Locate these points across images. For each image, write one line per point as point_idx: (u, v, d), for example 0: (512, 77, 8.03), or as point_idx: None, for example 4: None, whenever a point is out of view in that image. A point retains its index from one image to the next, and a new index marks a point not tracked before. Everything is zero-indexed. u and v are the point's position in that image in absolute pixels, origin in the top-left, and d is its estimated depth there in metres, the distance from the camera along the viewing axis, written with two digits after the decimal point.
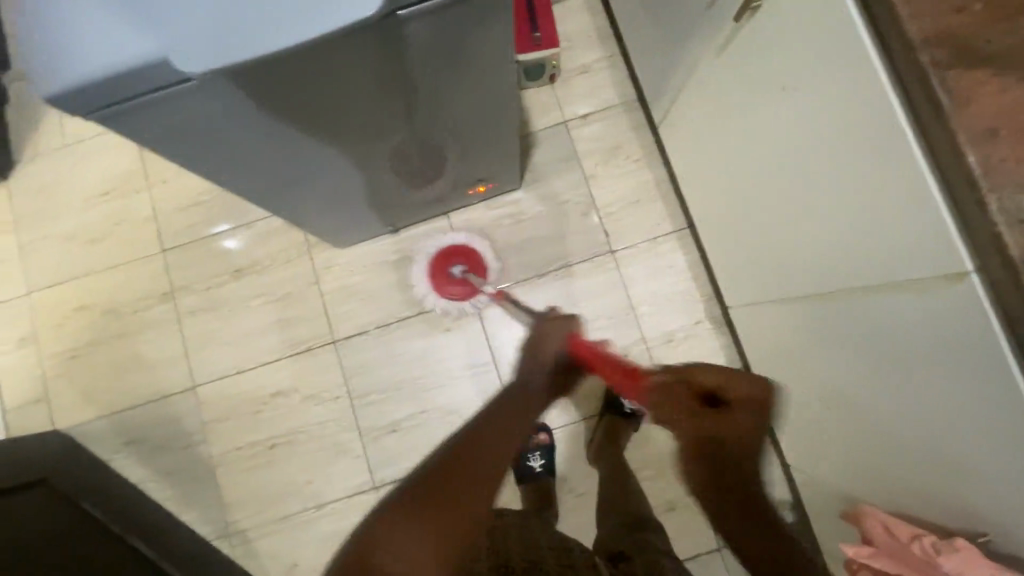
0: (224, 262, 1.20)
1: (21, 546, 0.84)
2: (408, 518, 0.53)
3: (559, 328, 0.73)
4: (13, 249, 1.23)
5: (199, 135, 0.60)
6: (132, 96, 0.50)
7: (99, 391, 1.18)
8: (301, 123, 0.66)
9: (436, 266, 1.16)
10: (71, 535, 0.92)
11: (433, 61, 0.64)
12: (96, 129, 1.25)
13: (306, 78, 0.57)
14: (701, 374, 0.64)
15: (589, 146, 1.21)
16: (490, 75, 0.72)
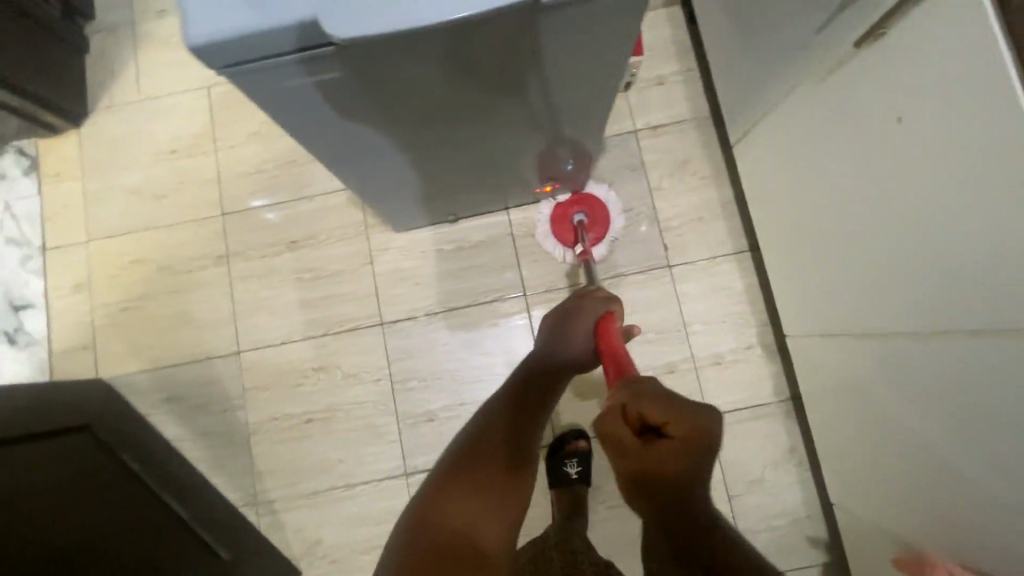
0: (281, 232, 1.21)
1: (68, 491, 0.84)
2: (457, 489, 0.66)
3: (597, 307, 0.86)
4: (77, 196, 1.24)
5: (317, 102, 0.61)
6: (266, 55, 0.51)
7: (145, 345, 1.19)
8: (410, 101, 0.66)
9: (562, 207, 1.17)
10: (105, 487, 0.91)
11: (551, 55, 0.63)
12: (170, 88, 1.27)
13: (437, 58, 0.57)
14: (643, 404, 0.61)
15: (657, 158, 1.20)
16: (598, 74, 0.72)
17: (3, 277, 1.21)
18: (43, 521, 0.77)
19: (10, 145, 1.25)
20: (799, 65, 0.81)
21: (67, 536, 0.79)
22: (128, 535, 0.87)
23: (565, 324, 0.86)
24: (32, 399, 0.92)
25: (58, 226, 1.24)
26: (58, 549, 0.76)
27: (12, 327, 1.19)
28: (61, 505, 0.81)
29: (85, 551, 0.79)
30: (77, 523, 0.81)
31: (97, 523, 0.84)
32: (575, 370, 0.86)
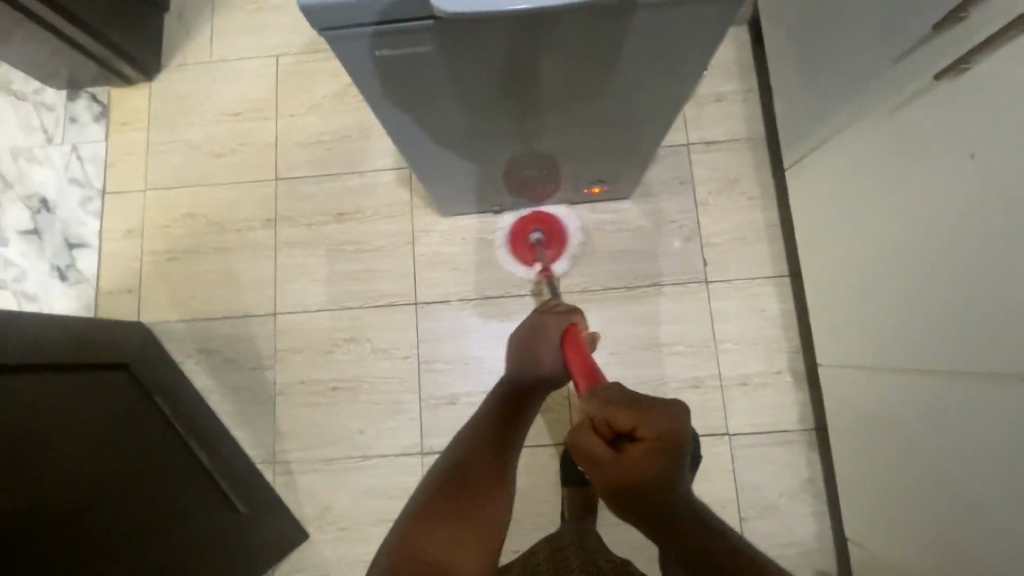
0: (330, 203, 1.24)
1: (108, 423, 0.88)
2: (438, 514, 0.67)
3: (562, 321, 0.89)
4: (141, 146, 1.29)
5: (401, 76, 0.64)
6: (361, 22, 0.54)
7: (187, 296, 1.23)
8: (487, 82, 0.67)
9: (519, 225, 1.20)
10: (127, 430, 0.91)
11: (632, 52, 0.64)
12: (241, 52, 1.31)
13: (521, 44, 0.59)
14: (613, 412, 0.57)
15: (708, 173, 1.20)
16: (672, 82, 0.72)
17: (62, 214, 1.26)
18: (57, 473, 0.75)
19: (84, 91, 1.31)
20: (871, 94, 0.81)
21: (78, 490, 0.77)
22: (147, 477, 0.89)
23: (533, 344, 0.90)
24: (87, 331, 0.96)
25: (119, 172, 1.29)
26: (69, 506, 0.75)
27: (64, 264, 1.24)
28: (79, 453, 0.80)
29: (94, 507, 0.78)
30: (93, 474, 0.80)
31: (111, 471, 0.83)
32: (545, 381, 0.91)
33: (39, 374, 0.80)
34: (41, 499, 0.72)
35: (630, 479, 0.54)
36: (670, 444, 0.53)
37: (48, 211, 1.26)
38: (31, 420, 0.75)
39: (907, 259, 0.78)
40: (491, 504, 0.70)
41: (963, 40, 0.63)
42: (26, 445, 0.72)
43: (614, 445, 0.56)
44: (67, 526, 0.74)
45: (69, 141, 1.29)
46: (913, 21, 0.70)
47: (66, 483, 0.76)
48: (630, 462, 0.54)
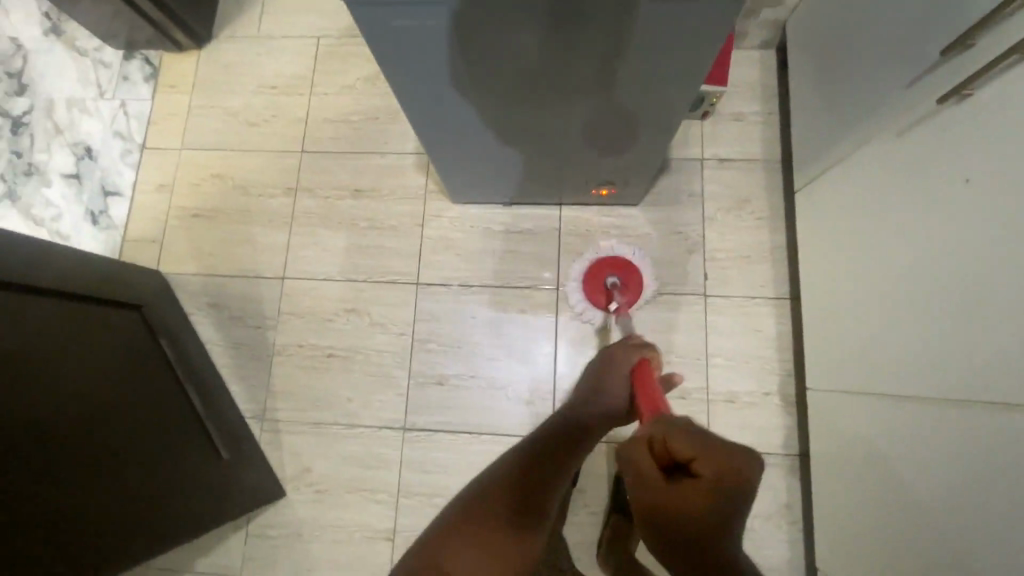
0: (350, 179, 1.29)
1: (121, 360, 0.93)
2: (451, 541, 0.78)
3: (632, 355, 0.91)
4: (183, 107, 1.37)
5: (418, 48, 0.69)
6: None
7: (205, 252, 1.29)
8: (502, 60, 0.71)
9: (597, 268, 1.16)
10: (126, 393, 0.91)
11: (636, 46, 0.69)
12: (287, 31, 1.38)
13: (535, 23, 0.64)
14: (675, 440, 0.59)
15: (718, 189, 1.21)
16: (683, 76, 0.76)
17: (103, 163, 1.35)
18: (57, 461, 0.76)
19: (139, 53, 1.40)
20: (882, 117, 0.81)
21: (78, 475, 0.79)
22: (147, 415, 0.94)
23: (598, 381, 0.92)
24: (111, 269, 1.01)
25: (160, 130, 1.37)
26: (91, 461, 0.81)
27: (98, 210, 1.32)
28: (79, 436, 0.80)
29: (110, 462, 0.84)
30: (93, 452, 0.82)
31: (109, 445, 0.85)
32: (604, 414, 0.89)
33: (32, 350, 0.77)
34: (62, 458, 0.77)
35: (673, 508, 0.57)
36: (719, 487, 0.55)
37: (90, 159, 1.35)
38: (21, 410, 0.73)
39: (903, 279, 0.78)
40: (497, 538, 0.78)
41: (975, 62, 0.64)
42: (37, 411, 0.76)
43: (664, 468, 0.59)
44: (71, 504, 0.77)
45: (118, 97, 1.38)
46: (932, 46, 0.71)
47: (70, 460, 0.78)
48: (679, 490, 0.57)
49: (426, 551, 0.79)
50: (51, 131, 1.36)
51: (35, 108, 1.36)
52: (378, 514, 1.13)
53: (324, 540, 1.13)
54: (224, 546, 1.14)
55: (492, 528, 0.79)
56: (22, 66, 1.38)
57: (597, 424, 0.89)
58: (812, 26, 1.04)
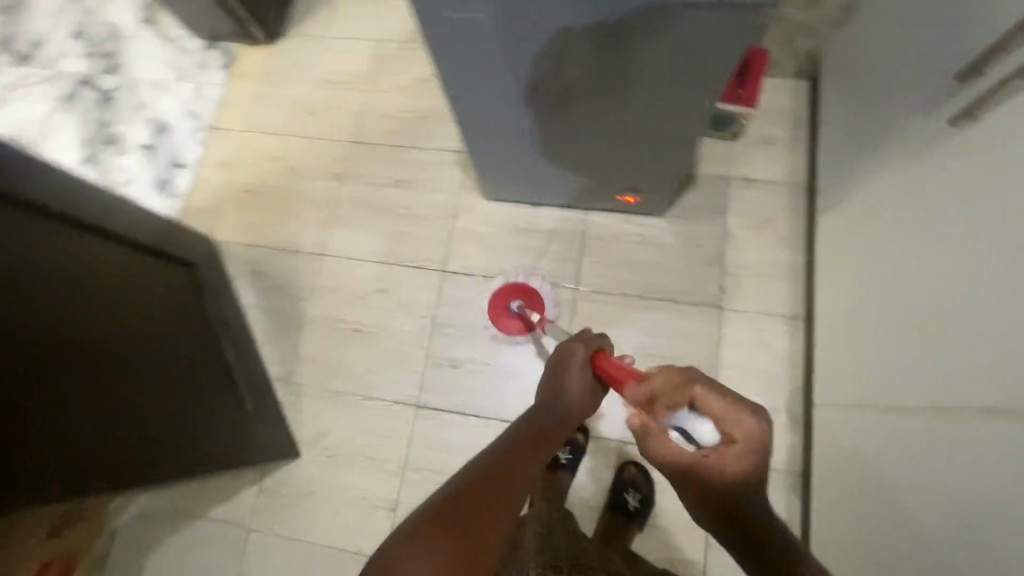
0: (394, 170, 1.39)
1: (173, 309, 1.04)
2: (436, 534, 0.55)
3: (585, 347, 0.75)
4: (251, 93, 1.51)
5: (463, 30, 0.79)
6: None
7: (253, 224, 1.39)
8: (538, 39, 0.79)
9: (499, 301, 1.23)
10: (171, 342, 1.00)
11: (662, 42, 0.77)
12: (352, 32, 1.51)
13: (571, 15, 0.74)
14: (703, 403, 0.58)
15: (742, 208, 1.25)
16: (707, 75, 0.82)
17: (175, 138, 1.49)
18: (114, 384, 0.85)
19: (219, 43, 1.55)
20: (900, 139, 0.85)
21: (128, 403, 0.86)
22: (189, 361, 1.03)
23: (557, 377, 0.74)
24: (172, 226, 1.13)
25: (228, 112, 1.50)
26: (142, 390, 0.90)
27: (165, 179, 1.46)
28: (127, 370, 0.88)
29: (156, 394, 0.92)
30: (144, 384, 0.90)
31: (161, 382, 0.94)
32: (565, 421, 0.71)
33: (95, 286, 0.86)
34: (122, 380, 0.86)
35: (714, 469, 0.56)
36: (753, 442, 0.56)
37: (164, 133, 1.50)
38: (84, 337, 0.81)
39: (911, 292, 0.80)
40: (494, 522, 0.57)
41: (981, 82, 0.68)
42: (104, 336, 0.85)
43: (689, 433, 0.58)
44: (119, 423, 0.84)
45: (196, 81, 1.53)
46: (945, 70, 0.75)
47: (125, 385, 0.87)
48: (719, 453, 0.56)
49: (392, 548, 0.55)
50: (135, 105, 1.53)
51: (122, 85, 1.55)
52: (383, 484, 1.18)
53: (328, 504, 1.18)
54: (236, 498, 1.20)
55: (480, 531, 0.56)
56: (117, 47, 1.58)
57: (560, 436, 0.69)
58: (846, 56, 1.08)
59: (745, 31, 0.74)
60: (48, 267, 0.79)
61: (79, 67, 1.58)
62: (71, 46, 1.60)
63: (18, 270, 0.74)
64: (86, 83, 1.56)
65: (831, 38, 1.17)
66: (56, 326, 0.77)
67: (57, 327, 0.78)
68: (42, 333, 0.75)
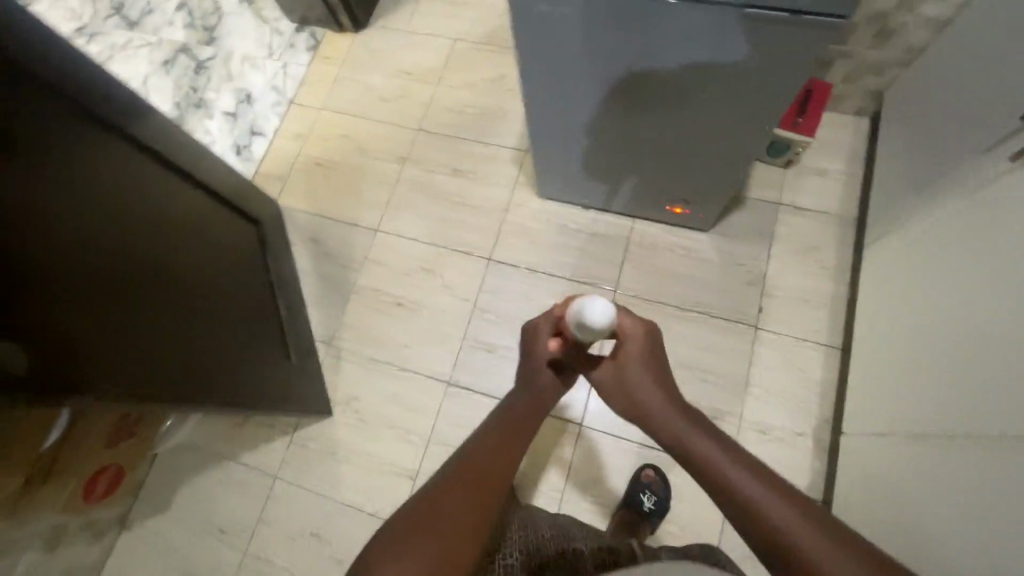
0: (454, 160, 1.46)
1: (237, 262, 1.12)
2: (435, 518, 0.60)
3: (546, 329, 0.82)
4: (332, 76, 1.62)
5: (549, 29, 0.85)
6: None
7: (317, 195, 1.48)
8: (616, 45, 0.85)
9: None
10: (205, 300, 0.99)
11: (737, 57, 0.81)
12: (431, 30, 1.61)
13: (653, 25, 0.80)
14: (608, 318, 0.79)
15: (789, 234, 1.27)
16: (777, 93, 0.86)
17: (256, 108, 1.60)
18: (163, 318, 0.88)
19: (308, 28, 1.67)
20: (962, 176, 0.87)
21: (177, 338, 0.91)
22: (240, 310, 1.10)
23: (530, 362, 0.83)
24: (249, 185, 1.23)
25: (308, 90, 1.61)
26: (191, 329, 0.95)
27: (243, 145, 1.56)
28: (174, 312, 0.91)
29: (201, 334, 0.97)
30: (190, 322, 0.94)
31: (206, 323, 0.99)
32: (540, 403, 0.79)
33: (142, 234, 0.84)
34: (172, 316, 0.90)
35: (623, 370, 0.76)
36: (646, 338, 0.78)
37: (248, 103, 1.61)
38: (124, 281, 0.80)
39: (955, 324, 0.81)
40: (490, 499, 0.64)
41: None
42: (160, 270, 0.88)
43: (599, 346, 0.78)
44: (168, 357, 0.89)
45: (283, 60, 1.65)
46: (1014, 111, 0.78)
47: (174, 320, 0.91)
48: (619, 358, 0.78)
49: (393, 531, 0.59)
50: (225, 76, 1.66)
51: (217, 56, 1.68)
52: (408, 453, 1.23)
53: (353, 465, 1.23)
54: (267, 447, 1.26)
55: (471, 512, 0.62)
56: (216, 23, 1.72)
57: (536, 417, 0.77)
58: (912, 97, 1.11)
59: (818, 54, 0.78)
60: (104, 206, 0.77)
61: (179, 36, 1.72)
62: (177, 17, 1.75)
63: (77, 206, 0.72)
64: (184, 51, 1.70)
65: (897, 78, 1.19)
66: (122, 261, 0.80)
67: (101, 268, 0.76)
68: (88, 278, 0.74)
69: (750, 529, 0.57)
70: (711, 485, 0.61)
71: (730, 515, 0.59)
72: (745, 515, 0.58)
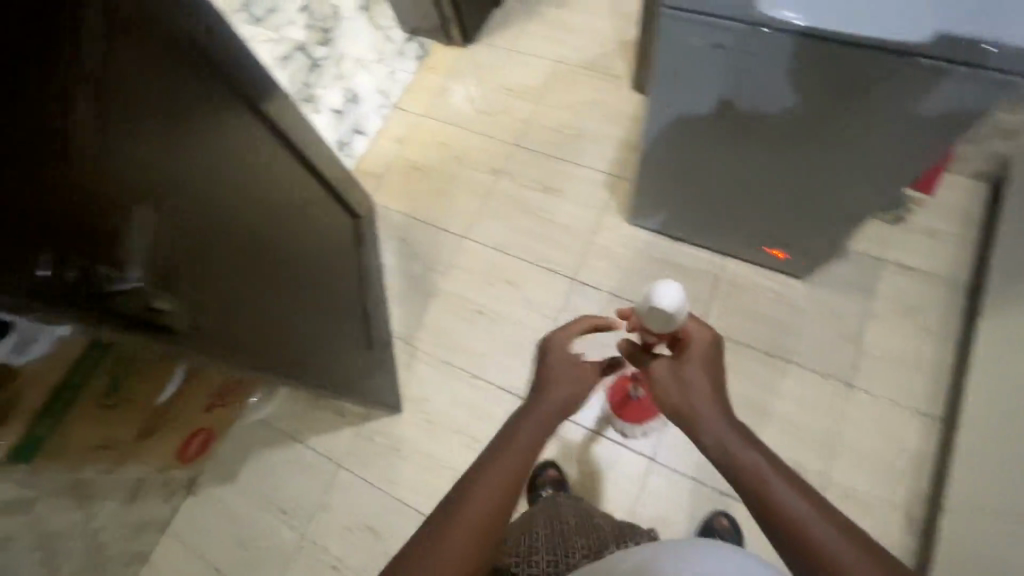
0: (546, 177, 1.48)
1: (334, 254, 1.15)
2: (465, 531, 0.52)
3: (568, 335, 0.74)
4: (435, 85, 1.68)
5: (687, 60, 0.86)
6: (686, 8, 0.79)
7: (410, 196, 1.53)
8: (753, 84, 0.84)
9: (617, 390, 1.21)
10: (275, 290, 0.89)
11: (889, 110, 0.78)
12: (536, 50, 1.65)
13: (805, 68, 0.78)
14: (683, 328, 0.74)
15: (892, 292, 1.22)
16: (921, 151, 0.82)
17: (362, 108, 1.68)
18: (255, 299, 0.83)
19: (418, 38, 1.75)
20: None
21: (264, 323, 0.86)
22: (327, 299, 1.10)
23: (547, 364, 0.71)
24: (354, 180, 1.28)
25: (412, 96, 1.68)
26: (274, 311, 0.89)
27: (346, 141, 1.64)
28: (261, 294, 0.85)
29: (283, 318, 0.92)
30: (276, 303, 0.90)
31: (290, 303, 0.95)
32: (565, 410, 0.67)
33: (195, 212, 0.67)
34: (261, 299, 0.85)
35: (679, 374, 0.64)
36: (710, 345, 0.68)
37: (355, 103, 1.69)
38: (217, 262, 0.72)
39: None
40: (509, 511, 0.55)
41: None
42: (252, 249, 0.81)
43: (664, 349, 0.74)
44: (256, 343, 0.84)
45: (391, 65, 1.73)
46: None
47: (260, 303, 0.85)
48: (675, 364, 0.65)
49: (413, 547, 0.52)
50: (336, 75, 1.75)
51: (331, 56, 1.78)
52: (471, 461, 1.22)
53: (417, 464, 1.24)
54: (335, 434, 1.28)
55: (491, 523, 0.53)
56: (334, 26, 1.83)
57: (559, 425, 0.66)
58: None
59: (976, 116, 0.75)
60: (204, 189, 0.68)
61: (299, 35, 1.84)
62: (298, 17, 1.87)
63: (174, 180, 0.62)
64: (301, 49, 1.81)
65: None
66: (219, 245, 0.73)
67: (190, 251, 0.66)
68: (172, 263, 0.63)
69: (790, 552, 0.48)
70: (752, 496, 0.51)
71: (770, 533, 0.50)
72: (790, 539, 0.48)
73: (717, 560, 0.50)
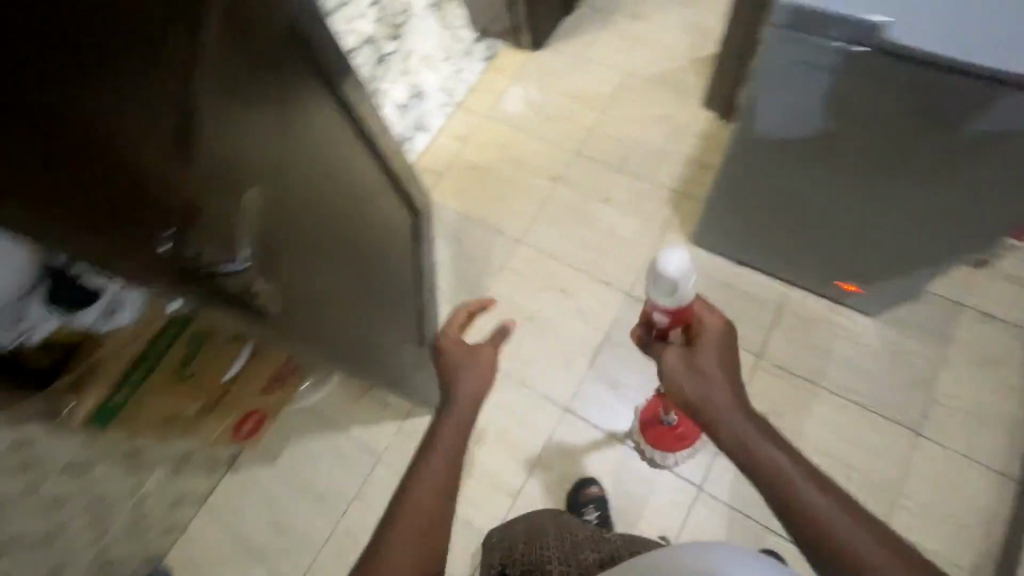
0: (607, 188, 1.46)
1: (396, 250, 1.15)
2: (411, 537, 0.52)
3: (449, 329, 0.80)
4: (499, 87, 1.68)
5: (789, 85, 0.81)
6: (802, 29, 0.74)
7: (467, 196, 1.53)
8: (859, 115, 0.80)
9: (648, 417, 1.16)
10: (352, 270, 0.88)
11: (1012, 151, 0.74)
12: (604, 60, 1.64)
13: (925, 102, 0.74)
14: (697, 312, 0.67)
15: (968, 339, 1.15)
16: None
17: (426, 105, 1.69)
18: (333, 282, 0.83)
19: (486, 40, 1.75)
20: None
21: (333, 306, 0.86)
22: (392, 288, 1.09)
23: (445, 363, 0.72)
24: None
25: (476, 96, 1.68)
26: (345, 291, 0.89)
27: (408, 136, 1.65)
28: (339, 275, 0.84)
29: (352, 300, 0.92)
30: (348, 285, 0.89)
31: (362, 286, 0.93)
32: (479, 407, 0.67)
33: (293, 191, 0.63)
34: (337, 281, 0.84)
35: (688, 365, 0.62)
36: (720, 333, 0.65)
37: (419, 99, 1.70)
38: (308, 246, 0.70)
39: None
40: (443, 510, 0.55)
41: None
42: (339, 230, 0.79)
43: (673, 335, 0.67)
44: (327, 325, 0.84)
45: (458, 64, 1.73)
46: None
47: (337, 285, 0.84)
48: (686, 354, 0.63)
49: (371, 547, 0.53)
50: (402, 70, 1.76)
51: (399, 51, 1.79)
52: (512, 470, 1.20)
53: None
54: (376, 427, 1.28)
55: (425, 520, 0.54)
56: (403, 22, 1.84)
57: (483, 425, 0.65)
58: None
59: None
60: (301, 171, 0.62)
61: None
62: (369, 11, 1.89)
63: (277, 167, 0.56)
64: (370, 42, 1.83)
65: None
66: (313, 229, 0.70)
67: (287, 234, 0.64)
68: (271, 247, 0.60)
69: (810, 549, 0.49)
70: (773, 496, 0.52)
71: (790, 532, 0.51)
72: (810, 539, 0.49)
73: (732, 562, 0.46)
